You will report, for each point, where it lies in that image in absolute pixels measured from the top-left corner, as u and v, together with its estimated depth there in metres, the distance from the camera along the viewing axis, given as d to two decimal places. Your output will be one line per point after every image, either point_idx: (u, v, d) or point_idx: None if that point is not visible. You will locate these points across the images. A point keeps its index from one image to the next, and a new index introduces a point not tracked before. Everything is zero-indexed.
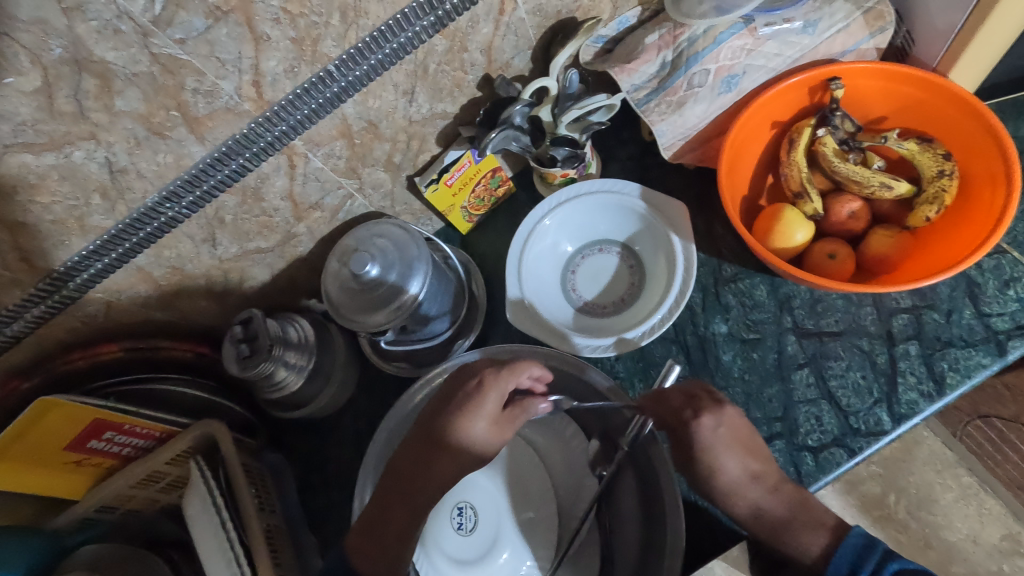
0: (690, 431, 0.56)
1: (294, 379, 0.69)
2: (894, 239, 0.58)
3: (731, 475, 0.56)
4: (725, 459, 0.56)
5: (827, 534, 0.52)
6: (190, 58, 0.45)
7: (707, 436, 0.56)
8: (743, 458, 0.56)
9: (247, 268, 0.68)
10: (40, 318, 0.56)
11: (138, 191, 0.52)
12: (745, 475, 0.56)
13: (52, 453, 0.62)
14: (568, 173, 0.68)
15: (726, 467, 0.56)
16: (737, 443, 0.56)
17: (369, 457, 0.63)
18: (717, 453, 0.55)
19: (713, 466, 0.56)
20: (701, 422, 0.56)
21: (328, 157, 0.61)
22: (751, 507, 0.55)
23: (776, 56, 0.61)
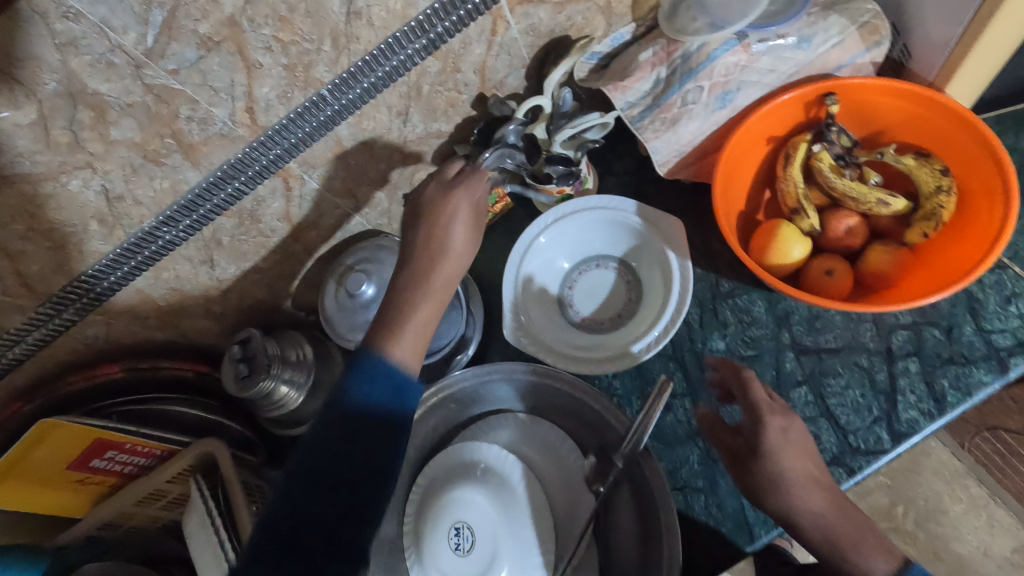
0: (762, 423, 0.52)
1: (294, 396, 0.69)
2: (892, 255, 0.57)
3: (796, 471, 0.50)
4: (794, 456, 0.51)
5: (898, 562, 0.46)
6: (183, 88, 0.46)
7: (777, 433, 0.51)
8: (809, 460, 0.51)
9: (246, 287, 0.69)
10: (41, 341, 0.57)
11: (135, 216, 0.53)
12: (810, 479, 0.50)
13: (55, 473, 0.63)
14: (564, 190, 0.69)
15: (794, 462, 0.50)
16: (805, 446, 0.52)
17: None
18: (785, 451, 0.51)
19: (782, 459, 0.50)
20: (773, 418, 0.52)
21: (324, 179, 0.62)
22: (816, 518, 0.48)
23: (770, 72, 0.61)
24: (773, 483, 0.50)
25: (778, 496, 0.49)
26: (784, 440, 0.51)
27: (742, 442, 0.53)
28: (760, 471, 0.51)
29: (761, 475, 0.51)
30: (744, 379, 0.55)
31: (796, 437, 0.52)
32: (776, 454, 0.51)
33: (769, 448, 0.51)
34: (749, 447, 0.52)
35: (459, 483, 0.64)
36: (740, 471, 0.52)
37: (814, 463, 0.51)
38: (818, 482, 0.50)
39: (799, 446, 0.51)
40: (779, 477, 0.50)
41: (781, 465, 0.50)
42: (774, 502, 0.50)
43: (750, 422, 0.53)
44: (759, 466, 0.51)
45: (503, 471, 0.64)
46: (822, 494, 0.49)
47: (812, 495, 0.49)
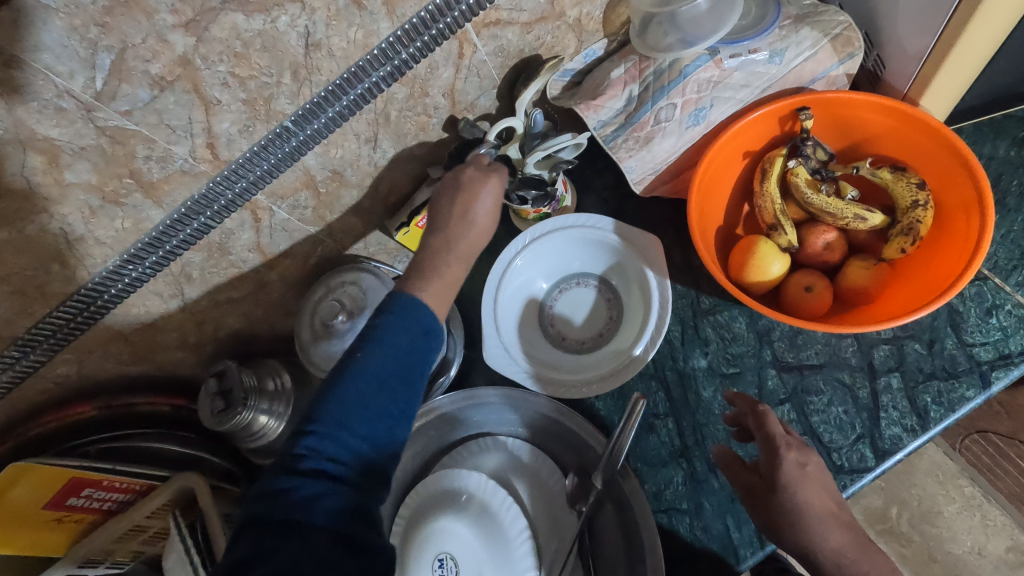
0: (778, 460, 0.52)
1: (274, 424, 0.68)
2: (871, 271, 0.56)
3: (815, 509, 0.51)
4: (814, 494, 0.51)
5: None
6: (139, 128, 0.45)
7: (795, 470, 0.52)
8: (827, 496, 0.52)
9: (221, 318, 0.67)
10: (8, 384, 0.56)
11: (98, 256, 0.52)
12: (829, 515, 0.51)
13: (32, 513, 0.61)
14: (540, 211, 0.69)
15: (814, 499, 0.51)
16: (823, 482, 0.52)
17: None
18: (803, 487, 0.51)
19: (801, 496, 0.51)
20: (791, 454, 0.52)
21: (294, 208, 0.61)
22: (835, 555, 0.49)
23: (743, 87, 0.60)
24: (793, 521, 0.50)
25: (798, 533, 0.50)
26: (802, 476, 0.52)
27: (761, 478, 0.53)
28: (779, 508, 0.51)
29: (782, 514, 0.51)
30: (760, 415, 0.55)
31: (814, 473, 0.52)
32: (795, 492, 0.51)
33: (788, 485, 0.51)
34: (767, 483, 0.52)
35: (444, 514, 0.62)
36: (759, 508, 0.53)
37: (832, 500, 0.51)
38: (836, 518, 0.51)
39: (816, 481, 0.52)
40: (799, 514, 0.50)
41: (800, 502, 0.51)
42: (794, 539, 0.50)
43: (769, 460, 0.53)
44: (779, 503, 0.51)
45: (490, 504, 0.62)
46: (839, 531, 0.51)
47: (831, 532, 0.50)
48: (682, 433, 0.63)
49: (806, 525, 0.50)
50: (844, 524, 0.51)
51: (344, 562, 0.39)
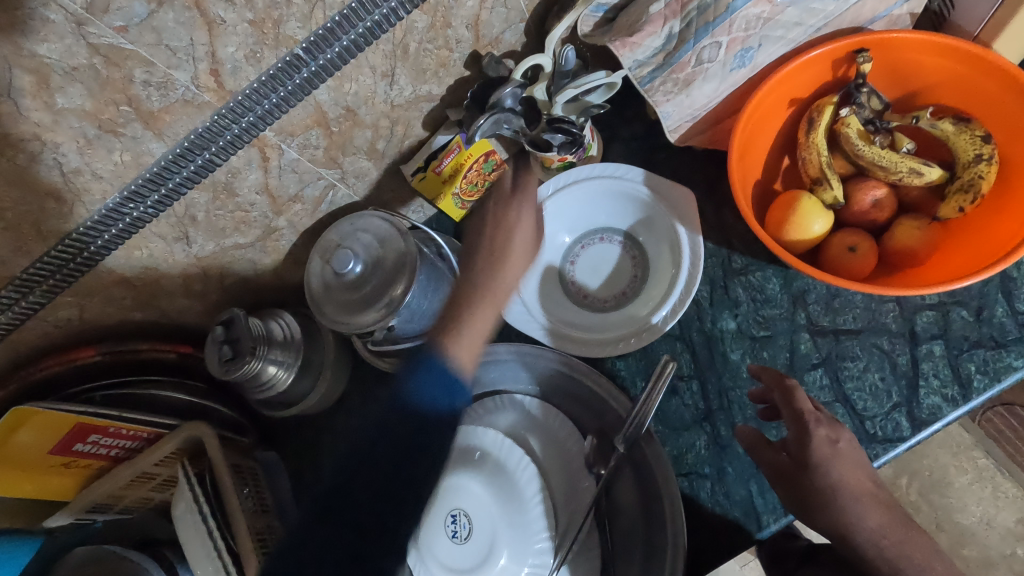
0: (807, 437, 0.50)
1: (284, 375, 0.67)
2: (922, 231, 0.53)
3: (850, 488, 0.49)
4: (847, 472, 0.49)
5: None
6: (136, 48, 0.41)
7: (826, 447, 0.49)
8: (861, 475, 0.49)
9: (227, 264, 0.64)
10: (8, 325, 0.53)
11: (97, 192, 0.48)
12: (865, 495, 0.49)
13: (37, 458, 0.60)
14: (565, 159, 0.63)
15: (849, 477, 0.49)
16: (857, 460, 0.50)
17: None
18: (834, 463, 0.49)
19: (834, 475, 0.49)
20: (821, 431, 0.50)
21: (305, 148, 0.57)
22: (873, 533, 0.47)
23: (796, 26, 0.54)
24: (827, 501, 0.48)
25: (833, 512, 0.48)
26: (834, 455, 0.49)
27: (790, 457, 0.51)
28: (811, 488, 0.49)
29: (815, 494, 0.49)
30: (788, 391, 0.52)
31: (847, 450, 0.50)
32: (828, 471, 0.49)
33: (820, 464, 0.49)
34: (798, 462, 0.50)
35: (459, 470, 0.61)
36: (790, 489, 0.50)
37: (868, 479, 0.49)
38: (873, 497, 0.49)
39: (849, 459, 0.50)
40: (832, 494, 0.48)
41: (833, 481, 0.49)
42: (828, 520, 0.48)
43: (799, 438, 0.50)
44: (811, 483, 0.49)
45: (506, 459, 0.60)
46: (877, 510, 0.48)
47: (868, 512, 0.48)
48: (706, 397, 0.60)
49: (840, 505, 0.48)
50: (883, 504, 0.49)
51: (399, 522, 0.45)
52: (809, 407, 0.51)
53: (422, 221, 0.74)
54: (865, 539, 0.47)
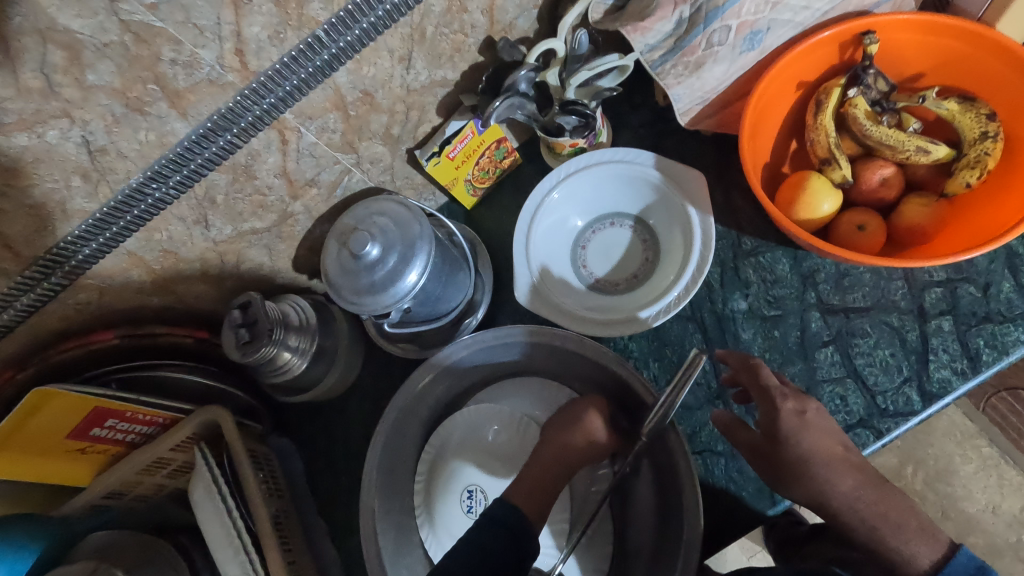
0: (775, 412, 0.51)
1: (298, 362, 0.67)
2: (930, 208, 0.54)
3: (822, 456, 0.50)
4: (818, 440, 0.50)
5: (941, 546, 0.46)
6: (165, 26, 0.42)
7: (795, 420, 0.51)
8: (832, 441, 0.51)
9: (244, 249, 0.65)
10: (30, 306, 0.54)
11: (121, 172, 0.49)
12: (838, 461, 0.50)
13: (55, 441, 0.60)
14: (577, 143, 0.64)
15: (818, 446, 0.50)
16: (825, 428, 0.51)
17: (375, 441, 0.60)
18: (805, 433, 0.50)
19: (804, 446, 0.50)
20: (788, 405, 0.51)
21: (323, 131, 0.58)
22: (847, 497, 0.49)
23: (804, 9, 0.56)
24: (801, 471, 0.50)
25: (808, 482, 0.50)
26: (803, 426, 0.51)
27: (762, 434, 0.52)
28: (786, 460, 0.50)
29: (787, 467, 0.50)
30: (754, 371, 0.53)
31: (815, 420, 0.51)
32: (799, 442, 0.50)
33: (790, 437, 0.50)
34: (770, 437, 0.52)
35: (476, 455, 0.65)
36: (767, 464, 0.52)
37: (840, 445, 0.51)
38: (846, 462, 0.50)
39: (819, 427, 0.51)
40: (803, 463, 0.50)
41: (806, 451, 0.50)
42: (805, 490, 0.50)
43: (767, 414, 0.52)
44: (784, 455, 0.51)
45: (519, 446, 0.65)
46: (851, 474, 0.50)
47: (843, 477, 0.50)
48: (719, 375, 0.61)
49: (814, 473, 0.50)
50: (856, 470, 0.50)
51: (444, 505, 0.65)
52: (774, 382, 0.52)
53: (434, 208, 0.75)
54: (845, 503, 0.49)
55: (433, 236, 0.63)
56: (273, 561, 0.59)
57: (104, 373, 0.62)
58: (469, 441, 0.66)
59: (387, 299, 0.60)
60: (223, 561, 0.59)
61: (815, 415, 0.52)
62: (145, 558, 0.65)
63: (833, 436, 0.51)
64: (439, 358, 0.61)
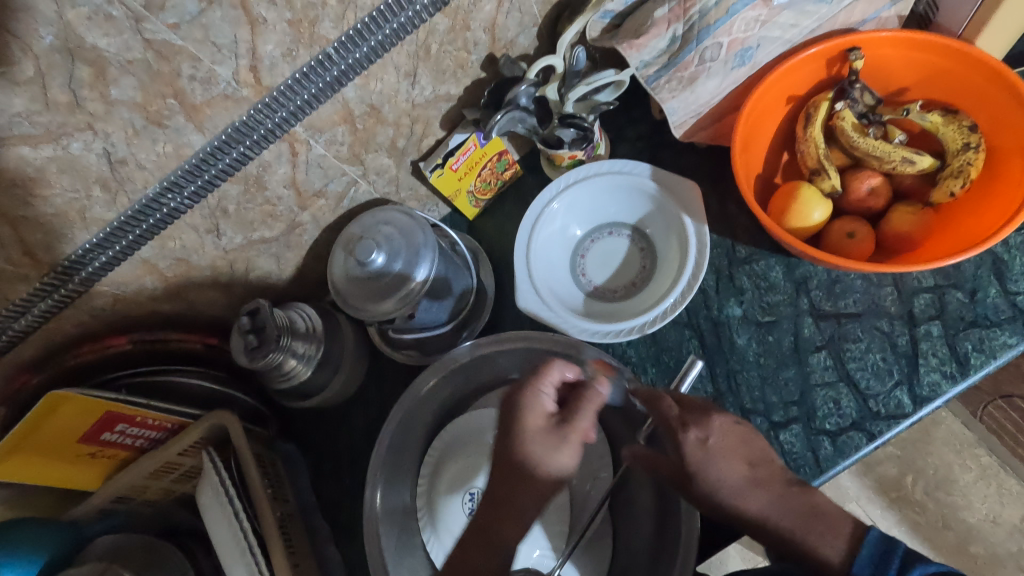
0: (678, 441, 0.52)
1: (303, 369, 0.69)
2: (916, 216, 0.56)
3: (728, 485, 0.50)
4: (721, 467, 0.50)
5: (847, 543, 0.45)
6: (185, 44, 0.44)
7: (694, 448, 0.51)
8: (736, 462, 0.50)
9: (253, 258, 0.67)
10: (47, 312, 0.56)
11: (139, 182, 0.51)
12: (747, 485, 0.50)
13: (66, 445, 0.62)
14: (576, 156, 0.66)
15: (725, 475, 0.50)
16: (729, 451, 0.51)
17: (379, 446, 0.62)
18: (712, 461, 0.50)
19: (712, 476, 0.50)
20: (686, 434, 0.52)
21: (331, 144, 0.60)
22: (761, 516, 0.49)
23: (792, 27, 0.58)
24: (713, 500, 0.51)
25: (727, 508, 0.50)
26: (707, 455, 0.51)
27: (671, 467, 0.53)
28: (699, 490, 0.51)
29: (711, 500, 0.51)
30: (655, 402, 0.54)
31: (717, 445, 0.51)
32: (705, 475, 0.50)
33: (695, 470, 0.51)
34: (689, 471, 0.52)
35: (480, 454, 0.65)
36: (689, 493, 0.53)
37: (745, 467, 0.50)
38: (772, 484, 0.50)
39: (721, 452, 0.51)
40: (723, 495, 0.50)
41: (714, 481, 0.50)
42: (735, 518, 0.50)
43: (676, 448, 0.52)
44: (700, 492, 0.51)
45: None
46: (766, 496, 0.49)
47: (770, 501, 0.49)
48: (715, 380, 0.62)
49: (726, 502, 0.50)
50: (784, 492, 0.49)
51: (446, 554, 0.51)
52: (672, 413, 0.53)
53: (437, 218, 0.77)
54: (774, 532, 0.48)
55: (437, 244, 0.65)
56: (278, 561, 0.59)
57: (117, 378, 0.64)
58: (470, 439, 0.66)
59: (391, 304, 0.62)
60: (230, 564, 0.60)
61: (728, 441, 0.51)
62: (150, 562, 0.66)
63: (728, 457, 0.51)
64: (448, 360, 0.64)
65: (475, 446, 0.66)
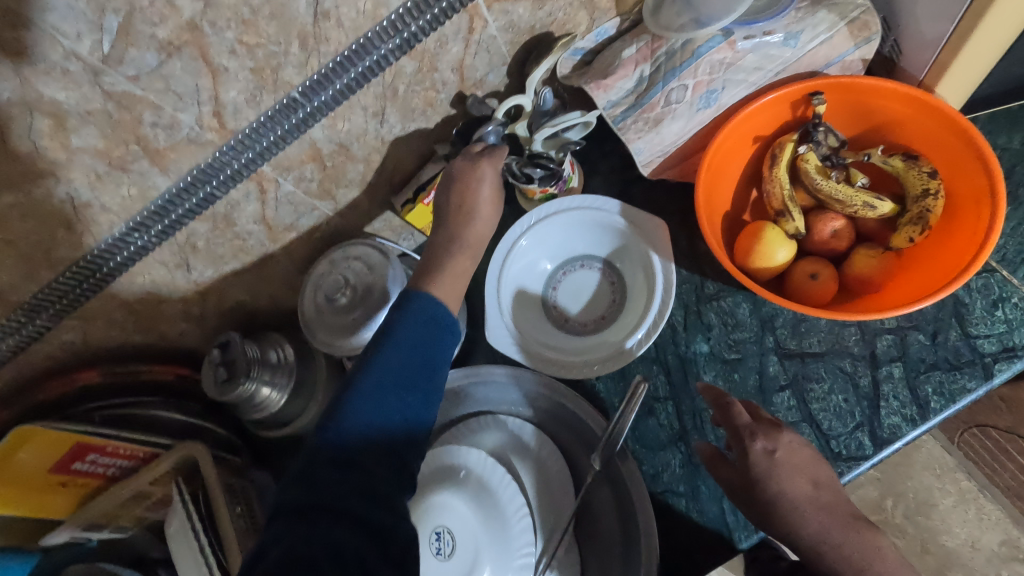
0: (745, 450, 0.54)
1: (277, 396, 0.69)
2: (877, 260, 0.56)
3: (792, 499, 0.51)
4: (788, 481, 0.52)
5: None
6: (146, 94, 0.45)
7: (761, 458, 0.53)
8: (802, 479, 0.52)
9: (225, 289, 0.68)
10: (13, 349, 0.56)
11: (104, 223, 0.52)
12: (809, 503, 0.51)
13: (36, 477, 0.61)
14: (547, 190, 0.68)
15: (788, 487, 0.51)
16: (795, 466, 0.53)
17: None
18: (777, 474, 0.52)
19: (776, 488, 0.52)
20: (754, 444, 0.53)
21: (300, 181, 0.61)
22: (814, 538, 0.50)
23: (757, 70, 0.59)
24: (772, 513, 0.52)
25: (777, 524, 0.51)
26: (772, 466, 0.52)
27: (735, 476, 0.54)
28: (761, 500, 0.52)
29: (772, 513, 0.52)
30: (727, 407, 0.56)
31: (785, 460, 0.53)
32: (768, 485, 0.52)
33: (758, 479, 0.52)
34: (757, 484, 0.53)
35: (445, 490, 0.62)
36: (743, 502, 0.54)
37: (808, 485, 0.52)
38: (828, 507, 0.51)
39: (788, 466, 0.52)
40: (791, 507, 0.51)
41: (776, 494, 0.52)
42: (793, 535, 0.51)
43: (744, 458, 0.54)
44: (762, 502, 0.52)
45: (487, 478, 0.62)
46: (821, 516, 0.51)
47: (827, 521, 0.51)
48: (681, 417, 0.63)
49: (784, 516, 0.51)
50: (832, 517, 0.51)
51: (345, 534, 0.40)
52: (744, 421, 0.55)
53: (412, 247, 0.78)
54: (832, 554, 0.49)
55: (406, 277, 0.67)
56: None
57: (86, 411, 0.64)
58: (436, 477, 0.64)
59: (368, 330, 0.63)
60: None
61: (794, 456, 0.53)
62: None
63: (795, 471, 0.52)
64: None
65: (441, 482, 0.63)
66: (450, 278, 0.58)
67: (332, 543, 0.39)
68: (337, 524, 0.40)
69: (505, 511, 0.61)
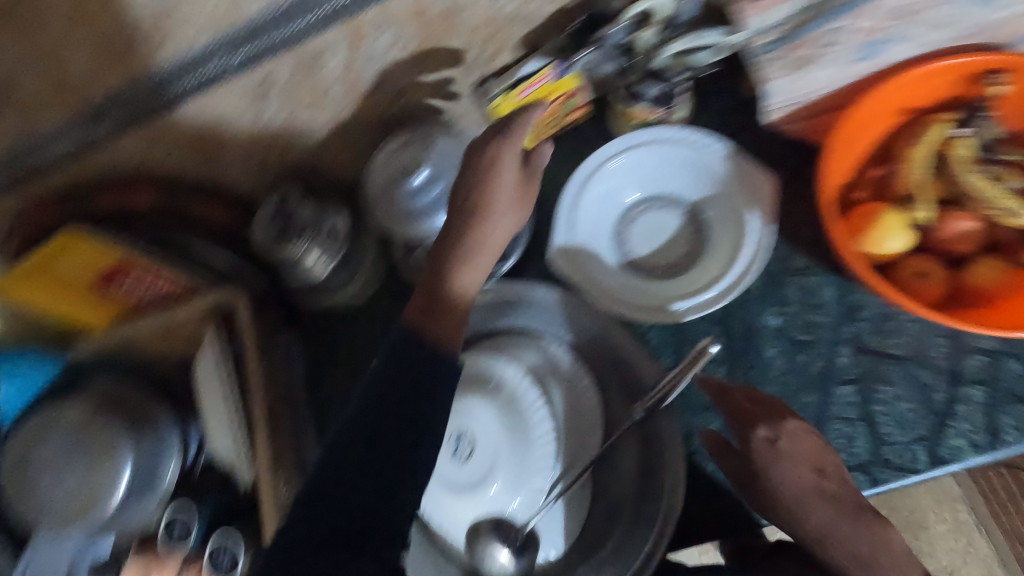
0: (745, 437, 0.53)
1: (321, 266, 0.66)
2: (1002, 272, 0.51)
3: (793, 489, 0.51)
4: (787, 472, 0.51)
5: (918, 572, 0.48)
6: None
7: (763, 445, 0.52)
8: (805, 469, 0.51)
9: (291, 142, 0.64)
10: (72, 149, 0.53)
11: (186, 34, 0.47)
12: (812, 493, 0.51)
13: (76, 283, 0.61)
14: (649, 116, 0.62)
15: (787, 478, 0.51)
16: (801, 456, 0.52)
17: None
18: (777, 463, 0.51)
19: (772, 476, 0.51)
20: (755, 432, 0.52)
21: (396, 40, 0.55)
22: (818, 529, 0.49)
23: (939, 29, 0.51)
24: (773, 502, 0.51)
25: (780, 512, 0.51)
26: (772, 454, 0.51)
27: (737, 464, 0.54)
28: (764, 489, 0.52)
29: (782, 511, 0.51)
30: (722, 391, 0.55)
31: (789, 449, 0.52)
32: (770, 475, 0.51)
33: (760, 469, 0.52)
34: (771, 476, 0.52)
35: (470, 399, 0.62)
36: (749, 491, 0.53)
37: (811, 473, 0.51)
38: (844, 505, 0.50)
39: (792, 454, 0.51)
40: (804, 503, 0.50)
41: (778, 483, 0.51)
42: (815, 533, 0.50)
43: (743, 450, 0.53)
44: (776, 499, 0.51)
45: (515, 396, 0.62)
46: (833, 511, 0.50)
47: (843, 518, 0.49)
48: (730, 384, 0.60)
49: (785, 505, 0.51)
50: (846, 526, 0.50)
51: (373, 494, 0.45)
52: (747, 405, 0.53)
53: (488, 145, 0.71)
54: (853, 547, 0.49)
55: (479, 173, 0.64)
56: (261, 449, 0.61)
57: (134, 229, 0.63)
58: (462, 384, 0.63)
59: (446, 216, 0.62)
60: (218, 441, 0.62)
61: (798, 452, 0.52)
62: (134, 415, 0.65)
63: (803, 461, 0.51)
64: None
65: (467, 390, 0.62)
66: (509, 207, 0.54)
67: (359, 491, 0.45)
68: (367, 471, 0.45)
69: (528, 433, 0.61)
